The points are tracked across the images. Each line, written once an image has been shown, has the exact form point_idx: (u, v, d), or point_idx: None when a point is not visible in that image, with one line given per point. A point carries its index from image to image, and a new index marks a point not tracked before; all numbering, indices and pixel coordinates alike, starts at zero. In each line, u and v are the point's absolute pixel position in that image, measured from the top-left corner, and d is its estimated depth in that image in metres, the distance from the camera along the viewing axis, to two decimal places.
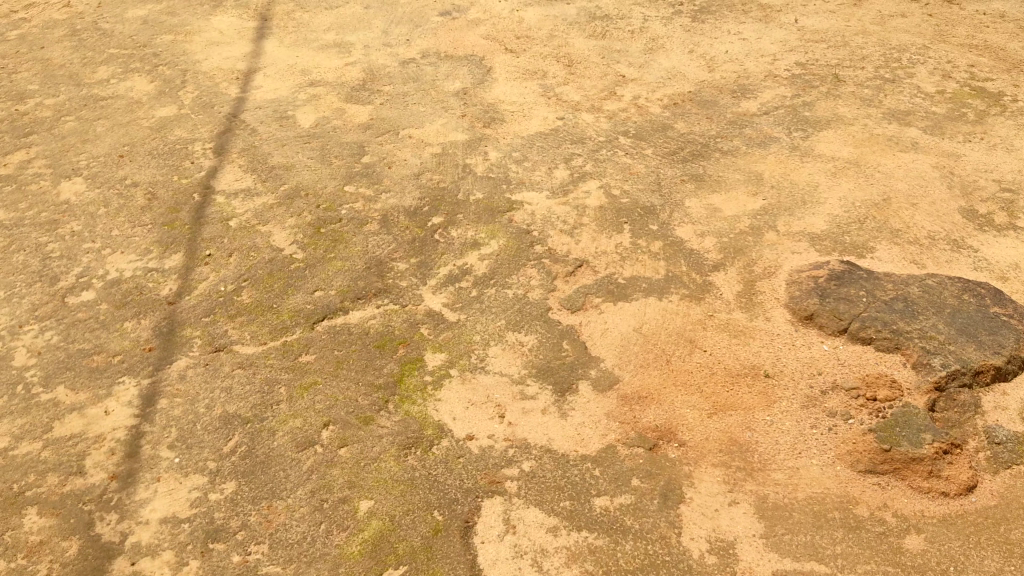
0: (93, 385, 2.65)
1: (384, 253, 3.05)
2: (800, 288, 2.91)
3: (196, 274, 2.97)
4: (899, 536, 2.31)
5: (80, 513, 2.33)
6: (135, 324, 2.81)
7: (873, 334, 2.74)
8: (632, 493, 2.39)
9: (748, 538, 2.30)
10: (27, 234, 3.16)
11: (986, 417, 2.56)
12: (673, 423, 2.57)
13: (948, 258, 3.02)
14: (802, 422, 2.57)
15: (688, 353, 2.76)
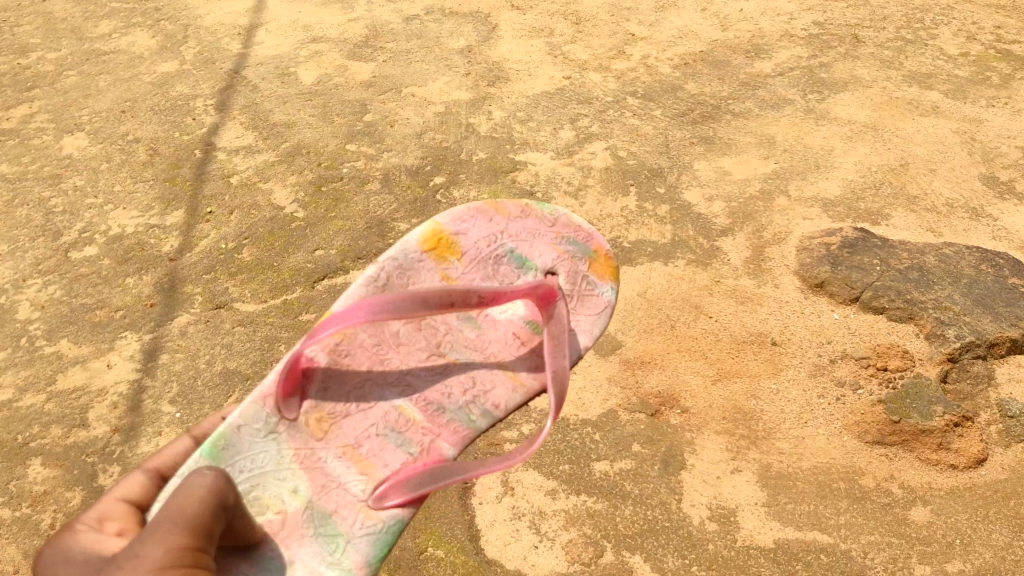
0: (96, 339, 2.66)
1: (384, 213, 2.99)
2: (811, 256, 2.85)
3: (197, 232, 2.97)
4: (905, 507, 2.28)
5: (82, 465, 2.35)
6: (137, 280, 2.82)
7: (886, 304, 2.69)
8: (632, 459, 2.38)
9: (750, 506, 2.29)
10: (31, 189, 3.17)
11: (1000, 390, 2.51)
12: (676, 388, 2.54)
13: (965, 226, 2.94)
14: (809, 390, 2.53)
15: (693, 319, 2.70)
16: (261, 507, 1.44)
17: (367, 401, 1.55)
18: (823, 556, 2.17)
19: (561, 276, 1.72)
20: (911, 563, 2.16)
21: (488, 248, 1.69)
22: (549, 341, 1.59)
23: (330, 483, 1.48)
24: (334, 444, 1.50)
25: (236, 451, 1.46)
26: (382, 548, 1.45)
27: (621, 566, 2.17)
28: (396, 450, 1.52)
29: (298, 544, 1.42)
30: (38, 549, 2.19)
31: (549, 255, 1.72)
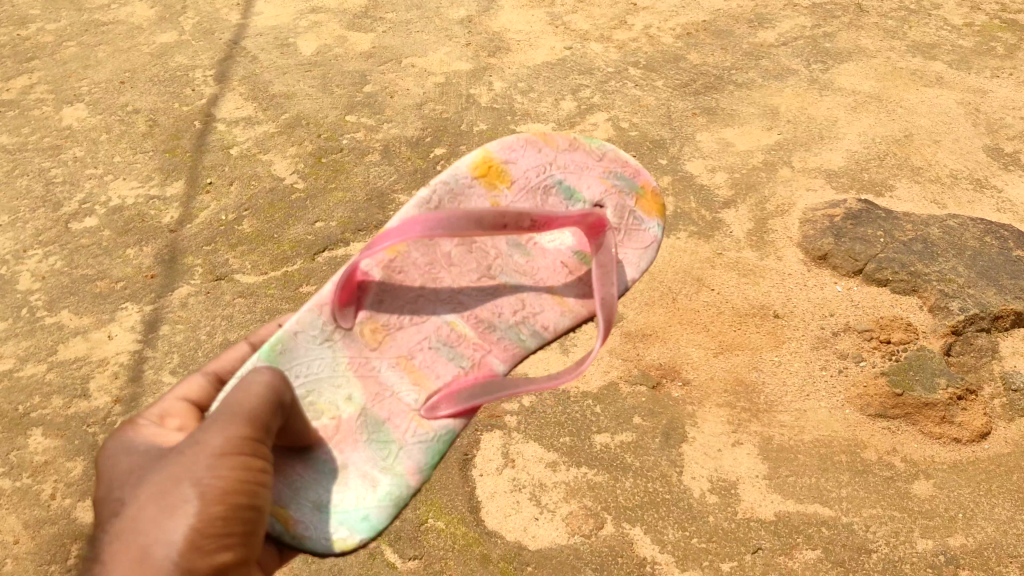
0: (97, 310, 2.68)
1: (384, 184, 2.97)
2: (814, 227, 2.83)
3: (198, 203, 2.96)
4: (907, 480, 2.28)
5: (84, 436, 2.39)
6: (138, 252, 2.82)
7: (889, 277, 2.67)
8: (634, 432, 2.41)
9: (750, 479, 2.31)
10: (31, 160, 3.18)
11: (1004, 362, 2.49)
12: (678, 361, 2.54)
13: (970, 198, 2.92)
14: (812, 363, 2.52)
15: (695, 292, 2.69)
16: (316, 413, 1.37)
17: (420, 316, 1.48)
18: (824, 529, 2.19)
19: (609, 209, 1.67)
20: (913, 536, 2.17)
21: (537, 177, 1.64)
22: (598, 268, 1.54)
23: (383, 393, 1.41)
24: (387, 354, 1.44)
25: (292, 357, 1.38)
26: (435, 458, 1.39)
27: (622, 538, 2.20)
28: (448, 363, 1.46)
29: (353, 449, 1.36)
30: (38, 518, 2.25)
31: (596, 188, 1.68)
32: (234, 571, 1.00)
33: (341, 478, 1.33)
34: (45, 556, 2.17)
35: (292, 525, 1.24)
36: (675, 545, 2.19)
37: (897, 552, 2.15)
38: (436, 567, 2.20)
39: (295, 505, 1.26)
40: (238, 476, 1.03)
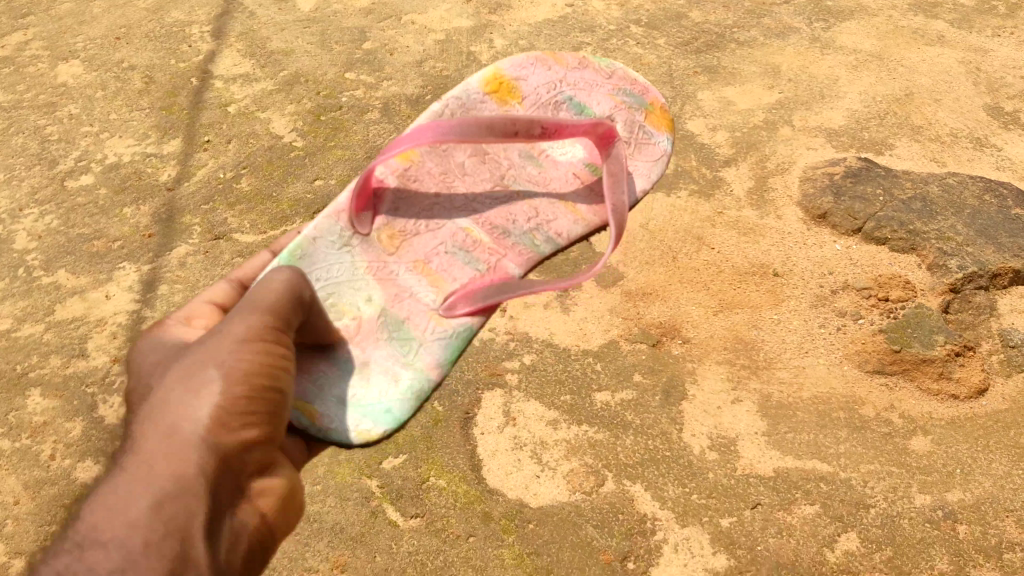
0: (94, 270, 2.70)
1: (384, 141, 2.95)
2: (814, 186, 2.84)
3: (196, 161, 2.95)
4: (905, 437, 2.32)
5: (83, 396, 2.43)
6: (135, 211, 2.82)
7: (889, 235, 2.69)
8: (634, 389, 2.43)
9: (750, 436, 2.33)
10: (26, 117, 3.17)
11: (1002, 320, 2.52)
12: (678, 319, 2.56)
13: (970, 156, 2.94)
14: (811, 320, 2.55)
15: (695, 250, 2.71)
16: (338, 313, 1.52)
17: (436, 222, 1.66)
18: (823, 484, 2.23)
19: (619, 124, 1.85)
20: (911, 492, 2.21)
21: (547, 96, 1.83)
22: (609, 179, 1.72)
23: (401, 294, 1.58)
24: (404, 260, 1.61)
25: (313, 262, 1.54)
26: (452, 353, 1.55)
27: (623, 495, 2.24)
28: (465, 267, 1.62)
29: (374, 346, 1.51)
30: (38, 478, 2.30)
31: (604, 105, 1.86)
32: (259, 445, 1.18)
33: (364, 373, 1.48)
34: (46, 516, 2.23)
35: (317, 419, 1.40)
36: (675, 501, 2.22)
37: (895, 507, 2.19)
38: (438, 525, 2.24)
39: (319, 402, 1.42)
40: (260, 360, 1.21)
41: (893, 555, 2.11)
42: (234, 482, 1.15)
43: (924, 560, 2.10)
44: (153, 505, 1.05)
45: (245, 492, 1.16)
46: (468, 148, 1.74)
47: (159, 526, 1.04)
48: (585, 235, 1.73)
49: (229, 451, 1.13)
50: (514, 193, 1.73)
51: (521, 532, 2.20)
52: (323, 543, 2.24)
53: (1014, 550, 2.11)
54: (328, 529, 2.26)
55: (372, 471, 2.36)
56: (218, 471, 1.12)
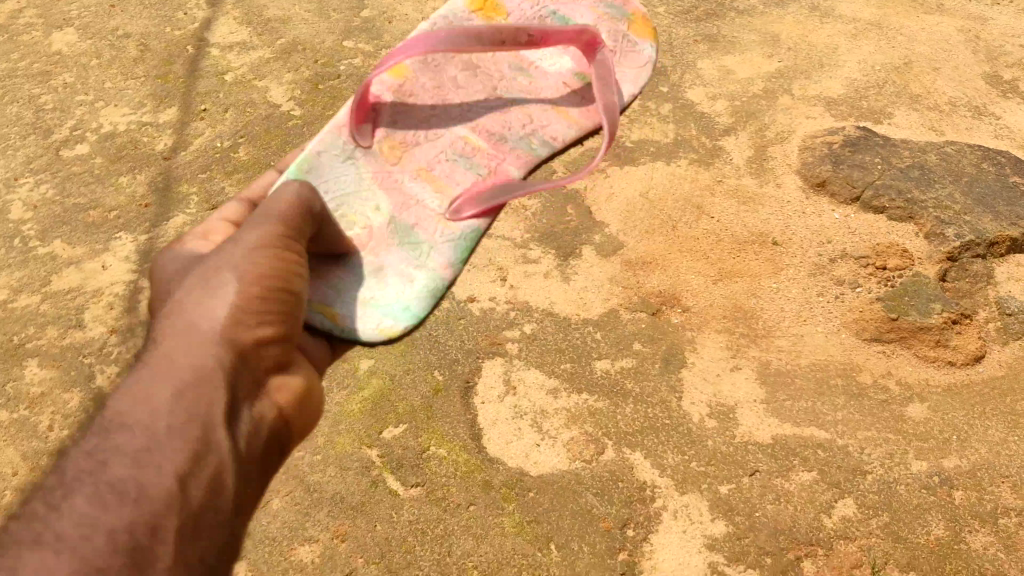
0: (90, 241, 2.71)
1: None
2: (813, 154, 2.85)
3: (193, 130, 2.94)
4: (902, 404, 2.34)
5: (80, 367, 2.47)
6: (131, 180, 2.83)
7: (886, 204, 2.71)
8: (634, 357, 2.44)
9: (749, 404, 2.35)
10: (20, 86, 3.15)
11: (998, 288, 2.55)
12: (677, 288, 2.57)
13: (968, 125, 2.96)
14: (809, 289, 2.56)
15: (695, 220, 2.71)
16: (350, 222, 1.64)
17: (435, 133, 1.77)
18: (820, 451, 2.25)
19: (605, 36, 2.00)
20: (908, 458, 2.24)
21: (532, 12, 1.99)
22: (597, 81, 1.87)
23: (408, 202, 1.69)
24: (408, 168, 1.72)
25: (321, 174, 1.66)
26: (462, 254, 1.68)
27: (622, 463, 2.25)
28: (465, 172, 1.74)
29: (387, 251, 1.63)
30: (37, 448, 2.35)
31: (588, 17, 2.02)
32: (274, 344, 1.32)
33: (380, 277, 1.61)
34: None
35: (339, 321, 1.54)
36: (675, 469, 2.24)
37: (892, 474, 2.21)
38: (439, 494, 2.26)
39: (340, 305, 1.55)
40: (274, 265, 1.33)
41: (889, 521, 2.14)
42: (252, 375, 1.29)
43: (920, 526, 2.13)
44: (175, 394, 1.19)
45: (261, 386, 1.31)
46: (460, 63, 1.86)
47: (181, 416, 1.18)
48: (580, 138, 1.87)
49: (246, 348, 1.28)
50: (508, 102, 1.85)
51: (521, 500, 2.22)
52: (323, 513, 2.25)
53: (1009, 515, 2.15)
54: (328, 499, 2.28)
55: (371, 441, 2.37)
56: (236, 366, 1.26)
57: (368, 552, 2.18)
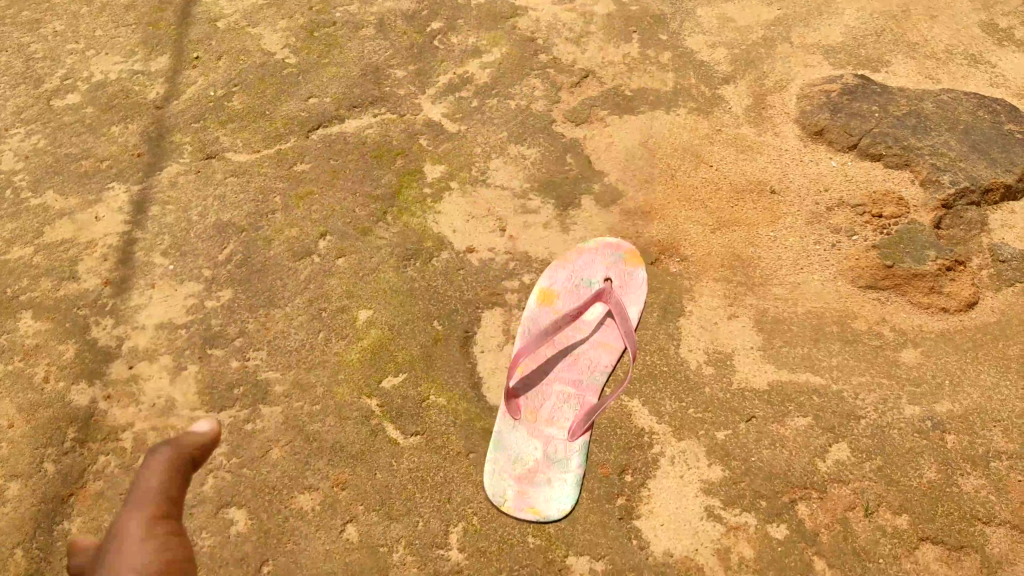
0: (83, 192, 2.87)
1: (379, 59, 3.28)
2: (811, 103, 3.00)
3: (185, 78, 3.22)
4: (895, 349, 2.37)
5: (75, 318, 2.56)
6: (123, 129, 3.04)
7: (883, 150, 2.81)
8: (632, 306, 2.48)
9: (746, 350, 2.38)
10: (11, 35, 3.47)
11: (991, 236, 2.60)
12: (676, 238, 2.65)
13: (964, 72, 3.13)
14: (806, 238, 2.63)
15: (694, 169, 2.84)
16: (521, 462, 2.21)
17: (547, 391, 2.39)
18: (815, 397, 2.27)
19: (613, 275, 2.55)
20: (901, 403, 2.26)
21: (572, 285, 2.55)
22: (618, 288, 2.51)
23: (548, 437, 2.28)
24: (523, 472, 2.19)
25: (506, 443, 2.24)
26: (587, 457, 2.19)
27: (620, 409, 2.28)
28: (565, 410, 2.34)
29: (548, 468, 2.20)
30: (32, 401, 2.39)
31: (601, 271, 2.57)
32: None
33: (551, 481, 2.16)
34: (41, 439, 2.31)
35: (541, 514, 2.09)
36: (672, 415, 2.25)
37: (885, 418, 2.23)
38: (438, 442, 2.24)
39: (547, 507, 2.11)
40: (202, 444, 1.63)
41: (883, 464, 2.15)
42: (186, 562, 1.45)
43: (913, 469, 2.13)
44: None
45: None
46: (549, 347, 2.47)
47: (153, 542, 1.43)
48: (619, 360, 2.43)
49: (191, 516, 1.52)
50: (582, 349, 2.47)
51: (521, 447, 2.24)
52: (323, 462, 2.22)
53: (1001, 459, 2.15)
54: (328, 448, 2.24)
55: (371, 390, 2.35)
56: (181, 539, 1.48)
57: (368, 500, 2.14)
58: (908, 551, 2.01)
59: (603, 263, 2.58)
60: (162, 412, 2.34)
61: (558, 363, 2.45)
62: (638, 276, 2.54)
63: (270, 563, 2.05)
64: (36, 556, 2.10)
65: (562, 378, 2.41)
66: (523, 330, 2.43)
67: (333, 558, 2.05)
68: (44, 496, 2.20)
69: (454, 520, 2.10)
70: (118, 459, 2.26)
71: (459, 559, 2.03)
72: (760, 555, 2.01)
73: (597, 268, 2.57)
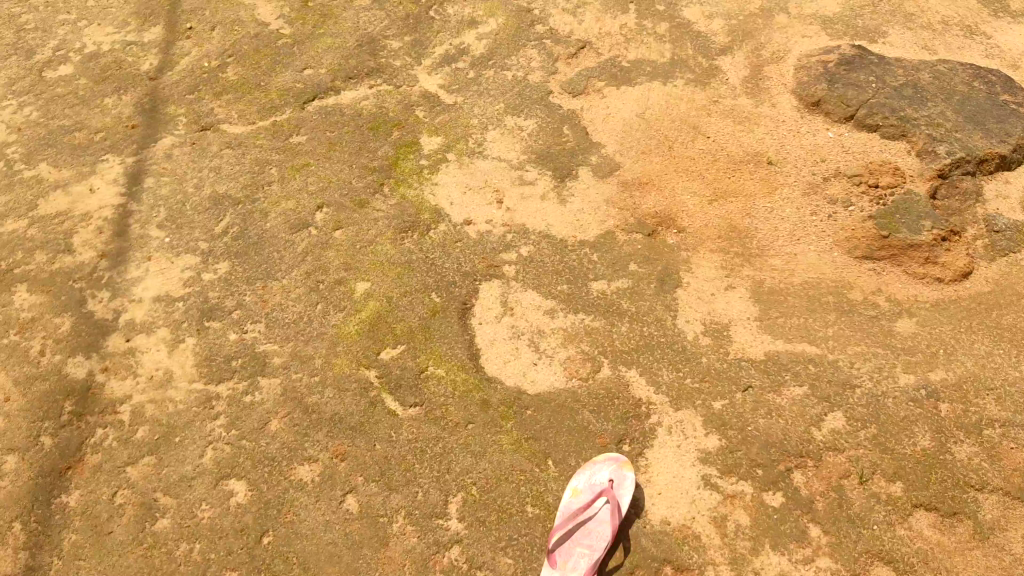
0: (77, 164, 2.92)
1: (374, 31, 3.38)
2: (809, 74, 3.04)
3: (178, 49, 3.35)
4: (890, 319, 2.38)
5: (71, 291, 2.57)
6: (116, 101, 3.14)
7: (879, 121, 2.84)
8: (630, 278, 2.50)
9: (743, 321, 2.39)
10: (3, 7, 3.64)
11: (986, 206, 2.63)
12: (673, 209, 2.68)
13: (960, 44, 3.19)
14: (802, 209, 2.66)
15: (691, 140, 2.88)
16: None
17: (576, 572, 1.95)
18: (811, 366, 2.28)
19: (621, 470, 2.09)
20: (895, 372, 2.26)
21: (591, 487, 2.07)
22: (622, 481, 2.07)
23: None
24: None
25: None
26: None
27: (618, 380, 2.28)
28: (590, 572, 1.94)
29: None
30: (27, 374, 2.39)
31: (609, 471, 2.09)
32: None
33: None
34: (38, 412, 2.31)
35: None
36: (670, 385, 2.26)
37: (881, 387, 2.23)
38: (437, 414, 2.25)
39: None
40: None
41: (877, 432, 2.15)
42: None
43: (906, 437, 2.13)
44: None
45: None
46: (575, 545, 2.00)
47: None
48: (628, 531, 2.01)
49: None
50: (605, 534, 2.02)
51: (520, 418, 2.23)
52: (323, 434, 2.22)
53: (993, 427, 2.15)
54: (326, 419, 2.24)
55: (370, 362, 2.36)
56: None
57: (368, 471, 2.14)
58: (902, 517, 2.00)
59: (606, 469, 2.10)
60: (160, 384, 2.34)
61: (567, 538, 2.00)
62: (630, 476, 2.08)
63: (270, 534, 2.05)
64: (35, 530, 2.10)
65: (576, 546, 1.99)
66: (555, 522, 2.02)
67: (333, 528, 2.05)
68: (43, 470, 2.20)
69: (454, 490, 2.10)
70: (117, 432, 2.26)
71: (459, 529, 2.03)
72: (757, 522, 2.01)
73: (601, 473, 2.09)
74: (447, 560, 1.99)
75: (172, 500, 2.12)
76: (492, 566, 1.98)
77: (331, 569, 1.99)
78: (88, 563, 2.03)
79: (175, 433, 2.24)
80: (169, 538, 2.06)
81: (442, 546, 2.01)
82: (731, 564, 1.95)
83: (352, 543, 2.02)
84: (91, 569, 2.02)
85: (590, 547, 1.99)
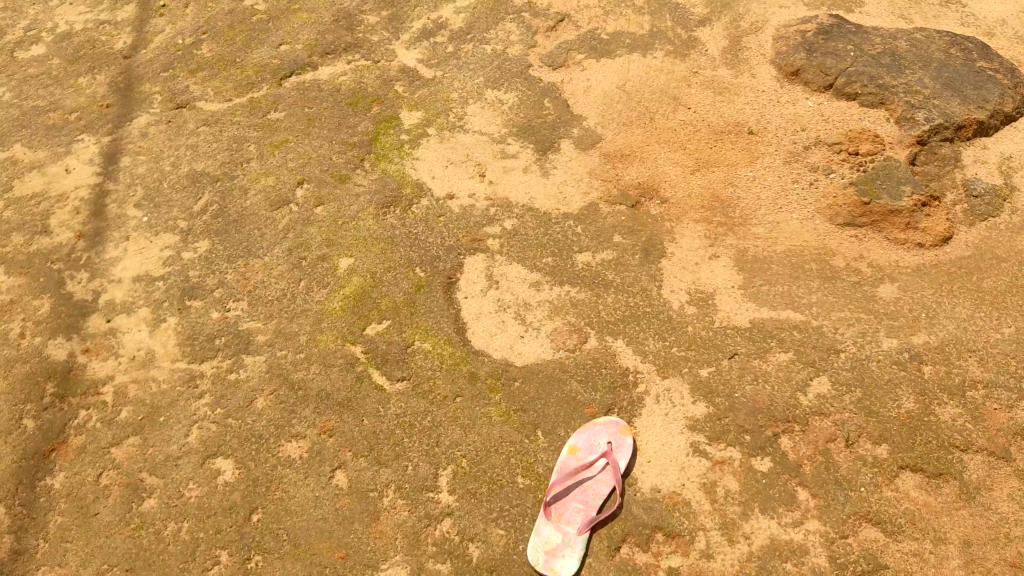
0: (52, 145, 2.89)
1: (352, 7, 3.36)
2: (787, 44, 3.07)
3: (151, 27, 3.33)
4: (873, 284, 2.42)
5: (48, 273, 2.54)
6: (90, 81, 3.11)
7: (858, 90, 2.88)
8: (613, 249, 2.52)
9: (726, 290, 2.42)
10: None
11: (964, 172, 2.68)
12: (655, 180, 2.70)
13: (935, 13, 3.23)
14: (784, 177, 2.69)
15: (672, 111, 2.91)
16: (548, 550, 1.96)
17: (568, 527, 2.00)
18: (796, 332, 2.32)
19: (621, 437, 2.13)
20: (879, 336, 2.30)
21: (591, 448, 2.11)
22: (620, 446, 2.11)
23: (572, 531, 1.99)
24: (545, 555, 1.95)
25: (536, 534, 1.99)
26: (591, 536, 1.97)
27: (606, 351, 2.30)
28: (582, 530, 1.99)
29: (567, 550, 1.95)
30: (8, 357, 2.36)
31: (610, 437, 2.13)
32: None
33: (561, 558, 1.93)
34: (20, 395, 2.28)
35: None
36: (657, 354, 2.29)
37: (864, 351, 2.27)
38: (425, 387, 2.25)
39: None
40: None
41: (863, 396, 2.19)
42: None
43: (891, 400, 2.18)
44: None
45: None
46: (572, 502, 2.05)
47: None
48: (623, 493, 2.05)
49: None
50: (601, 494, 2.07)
51: (508, 391, 2.24)
52: (310, 411, 2.21)
53: (977, 388, 2.20)
54: (315, 396, 2.24)
55: (356, 337, 2.36)
56: None
57: (357, 446, 2.14)
58: (888, 479, 2.04)
59: (606, 431, 2.14)
60: (142, 365, 2.32)
61: (565, 495, 2.05)
62: (630, 440, 2.12)
63: (259, 511, 2.04)
64: (19, 513, 2.08)
65: (572, 504, 2.04)
66: (555, 478, 2.06)
67: (323, 504, 2.05)
68: (27, 453, 2.17)
69: (443, 463, 2.11)
70: (100, 414, 2.24)
71: (450, 501, 2.04)
72: (745, 488, 2.04)
73: (601, 434, 2.13)
74: (438, 532, 2.00)
75: (158, 480, 2.11)
76: (484, 537, 1.99)
77: (323, 545, 1.99)
78: (75, 545, 2.02)
79: (159, 413, 2.23)
80: (156, 518, 2.05)
81: (433, 519, 2.02)
82: (721, 528, 1.98)
83: (343, 519, 2.03)
84: (78, 551, 2.00)
85: (586, 504, 2.04)
